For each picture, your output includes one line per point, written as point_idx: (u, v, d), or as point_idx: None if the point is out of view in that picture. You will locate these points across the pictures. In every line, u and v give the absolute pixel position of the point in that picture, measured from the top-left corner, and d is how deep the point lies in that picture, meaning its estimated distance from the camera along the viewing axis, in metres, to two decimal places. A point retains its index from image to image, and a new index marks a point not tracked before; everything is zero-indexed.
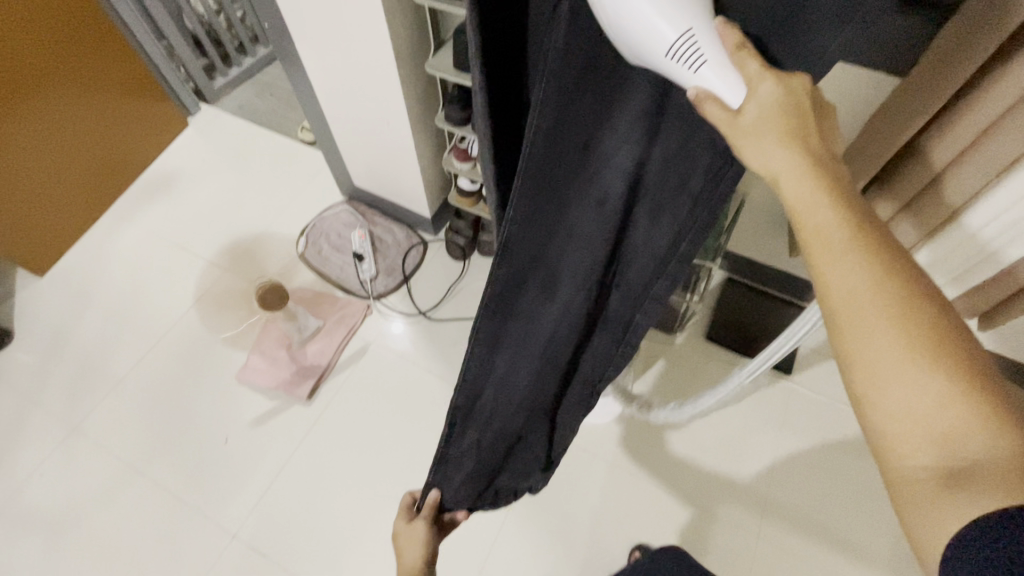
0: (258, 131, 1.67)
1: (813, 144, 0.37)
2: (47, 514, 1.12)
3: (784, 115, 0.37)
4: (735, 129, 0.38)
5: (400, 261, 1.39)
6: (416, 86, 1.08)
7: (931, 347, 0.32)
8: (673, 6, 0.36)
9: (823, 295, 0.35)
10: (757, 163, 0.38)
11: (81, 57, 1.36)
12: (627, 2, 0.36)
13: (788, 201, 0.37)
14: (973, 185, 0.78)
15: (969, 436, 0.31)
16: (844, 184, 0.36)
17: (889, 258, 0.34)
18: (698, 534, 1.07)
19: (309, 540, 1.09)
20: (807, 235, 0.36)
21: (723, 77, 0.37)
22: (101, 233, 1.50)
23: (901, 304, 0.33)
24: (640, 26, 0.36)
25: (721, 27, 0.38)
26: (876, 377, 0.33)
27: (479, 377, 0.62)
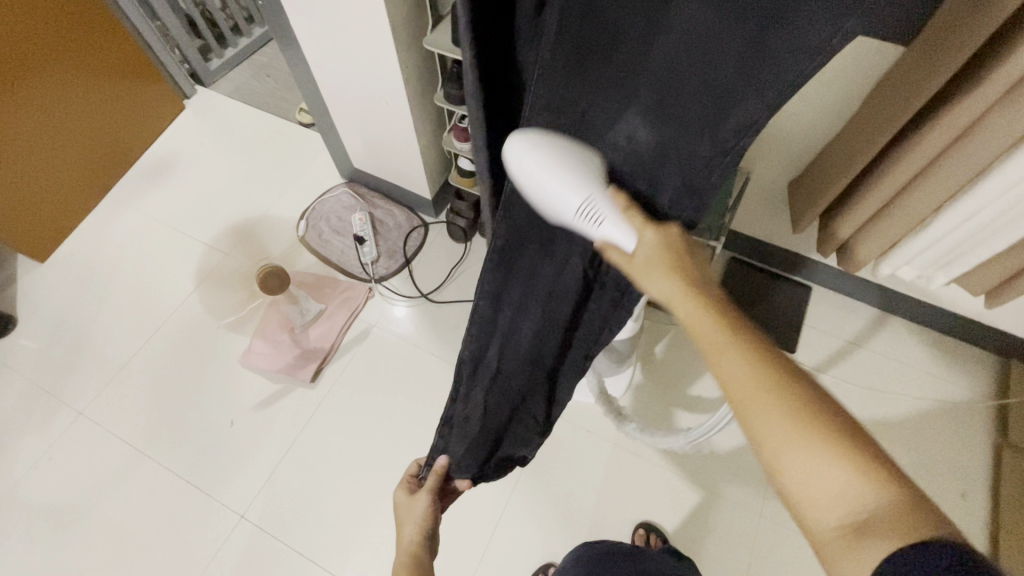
0: (255, 113, 1.65)
1: (692, 273, 0.48)
2: (57, 495, 1.14)
3: (665, 255, 0.48)
4: (634, 270, 0.49)
5: (401, 244, 1.38)
6: (414, 64, 1.06)
7: (812, 417, 0.37)
8: (575, 182, 0.49)
9: (719, 383, 0.41)
10: (653, 290, 0.48)
11: (75, 41, 1.34)
12: (544, 180, 0.49)
13: (680, 317, 0.46)
14: (922, 207, 0.85)
15: (862, 491, 0.34)
16: (715, 298, 0.46)
17: (763, 351, 0.41)
18: (700, 511, 1.08)
19: (315, 520, 1.10)
20: (698, 336, 0.44)
21: (619, 231, 0.49)
22: (100, 219, 1.49)
23: (776, 385, 0.39)
24: (552, 196, 0.50)
25: (613, 192, 0.50)
26: (774, 452, 0.38)
27: (484, 331, 0.68)
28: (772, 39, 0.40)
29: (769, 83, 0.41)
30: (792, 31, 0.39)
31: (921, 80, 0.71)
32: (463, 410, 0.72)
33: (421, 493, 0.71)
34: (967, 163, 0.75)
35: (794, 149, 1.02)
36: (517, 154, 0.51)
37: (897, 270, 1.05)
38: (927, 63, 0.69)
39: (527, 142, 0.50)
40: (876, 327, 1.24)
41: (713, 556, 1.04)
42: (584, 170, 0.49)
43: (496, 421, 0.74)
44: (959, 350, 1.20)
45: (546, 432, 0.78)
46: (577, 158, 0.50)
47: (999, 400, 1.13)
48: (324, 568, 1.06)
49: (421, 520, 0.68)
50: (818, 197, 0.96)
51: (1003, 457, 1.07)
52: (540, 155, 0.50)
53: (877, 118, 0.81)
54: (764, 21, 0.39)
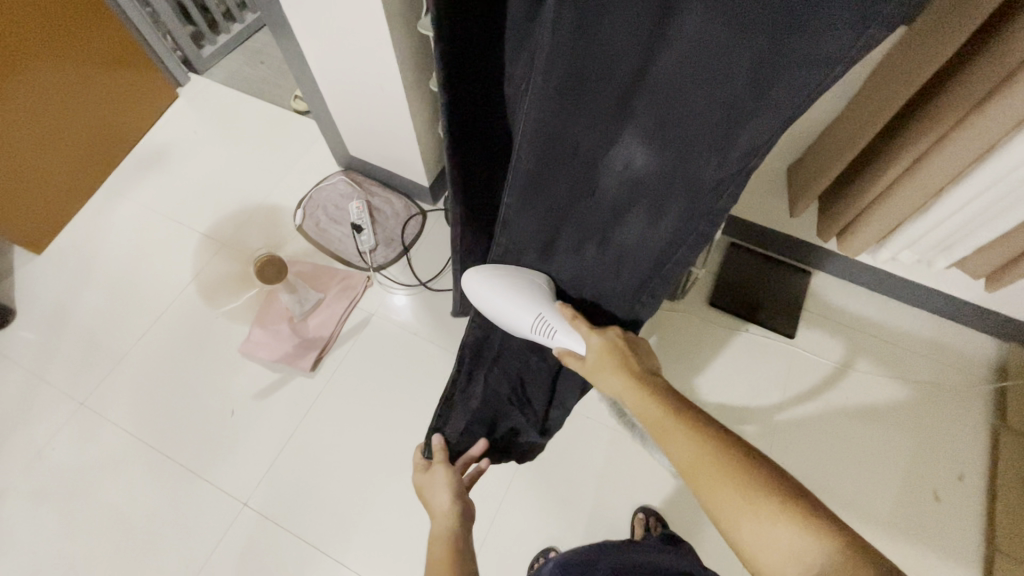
0: (250, 100, 1.64)
1: (636, 368, 0.63)
2: (62, 484, 1.15)
3: (610, 354, 0.65)
4: (589, 369, 0.66)
5: (399, 232, 1.38)
6: (409, 48, 1.04)
7: (749, 484, 0.47)
8: (526, 304, 0.70)
9: (675, 463, 0.52)
10: (608, 386, 0.63)
11: (68, 31, 1.32)
12: (505, 308, 0.71)
13: (632, 409, 0.59)
14: (920, 192, 0.85)
15: (804, 544, 0.42)
16: (660, 388, 0.59)
17: (701, 429, 0.52)
18: (700, 496, 1.09)
19: (317, 508, 1.11)
20: (652, 424, 0.56)
21: (569, 338, 0.69)
22: (96, 210, 1.48)
23: (717, 458, 0.49)
24: (512, 320, 0.71)
25: (561, 307, 0.70)
26: (728, 518, 0.46)
27: (486, 323, 0.79)
28: (782, 52, 0.38)
29: (780, 102, 0.41)
30: (806, 49, 0.37)
31: (921, 62, 0.70)
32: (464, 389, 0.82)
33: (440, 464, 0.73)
34: (968, 146, 0.74)
35: (793, 132, 1.01)
36: (483, 290, 0.73)
37: (898, 253, 1.04)
38: (928, 44, 0.68)
39: (486, 277, 0.73)
40: (875, 311, 1.24)
41: (711, 540, 1.05)
42: (532, 294, 0.71)
43: (494, 404, 0.82)
44: (957, 333, 1.20)
45: (544, 430, 0.85)
46: (527, 289, 0.71)
47: (997, 382, 1.13)
48: (327, 555, 1.07)
49: (449, 484, 0.70)
50: (817, 181, 0.95)
51: (1001, 439, 1.08)
52: (498, 290, 0.72)
53: (877, 99, 0.79)
54: (775, 30, 0.37)
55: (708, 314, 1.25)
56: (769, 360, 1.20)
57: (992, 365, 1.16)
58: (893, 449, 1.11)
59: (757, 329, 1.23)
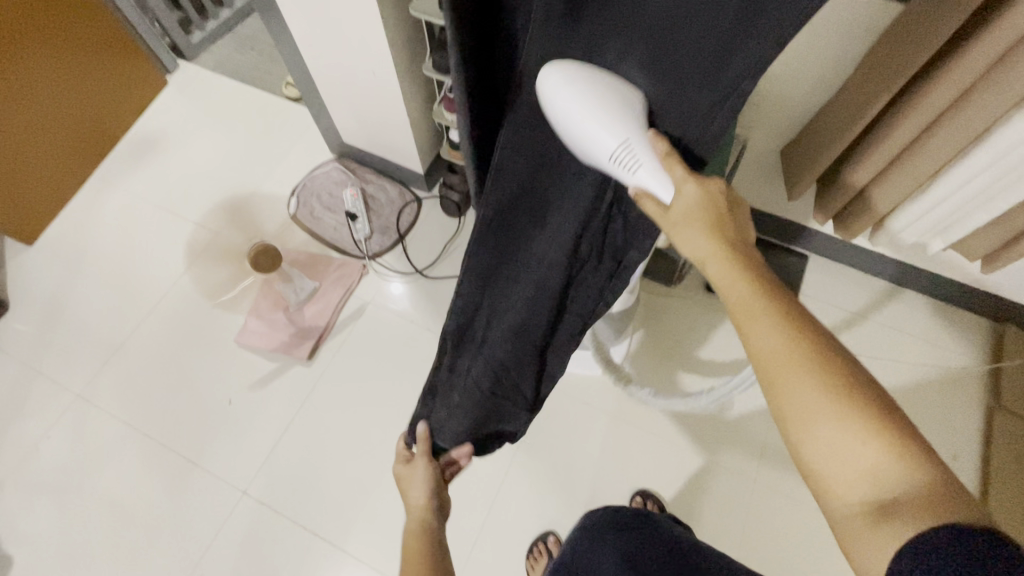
0: (241, 87, 1.61)
1: (728, 231, 0.47)
2: (61, 475, 1.15)
3: (704, 213, 0.47)
4: (669, 221, 0.48)
5: (394, 220, 1.37)
6: (402, 32, 1.02)
7: (845, 395, 0.38)
8: (610, 123, 0.46)
9: (752, 353, 0.42)
10: (686, 249, 0.47)
11: (53, 16, 1.29)
12: (579, 123, 0.46)
13: (713, 282, 0.46)
14: (919, 173, 0.84)
15: (893, 473, 0.36)
16: (751, 262, 0.45)
17: (797, 318, 0.42)
18: (698, 479, 1.10)
19: (317, 495, 1.11)
20: (734, 304, 0.44)
21: (656, 179, 0.47)
22: (87, 201, 1.46)
23: (813, 359, 0.40)
24: (585, 141, 0.47)
25: (651, 136, 0.47)
26: (804, 426, 0.39)
27: (469, 303, 0.69)
28: None
29: (774, 29, 0.39)
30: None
31: (922, 39, 0.69)
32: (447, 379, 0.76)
33: (418, 458, 0.75)
34: (970, 123, 0.73)
35: (791, 114, 1.00)
36: (552, 90, 0.46)
37: (894, 236, 1.04)
38: (928, 22, 0.68)
39: (562, 73, 0.46)
40: (874, 295, 1.24)
41: (710, 523, 1.06)
42: (618, 104, 0.46)
43: (480, 395, 0.75)
44: (952, 315, 1.20)
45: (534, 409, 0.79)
46: (615, 97, 0.46)
47: (992, 363, 1.14)
48: (329, 542, 1.08)
49: (424, 482, 0.72)
50: (815, 163, 0.95)
51: (995, 419, 1.09)
52: (579, 89, 0.45)
53: (875, 80, 0.79)
54: None
55: (705, 298, 1.25)
56: None
57: (988, 346, 1.17)
58: None
59: None
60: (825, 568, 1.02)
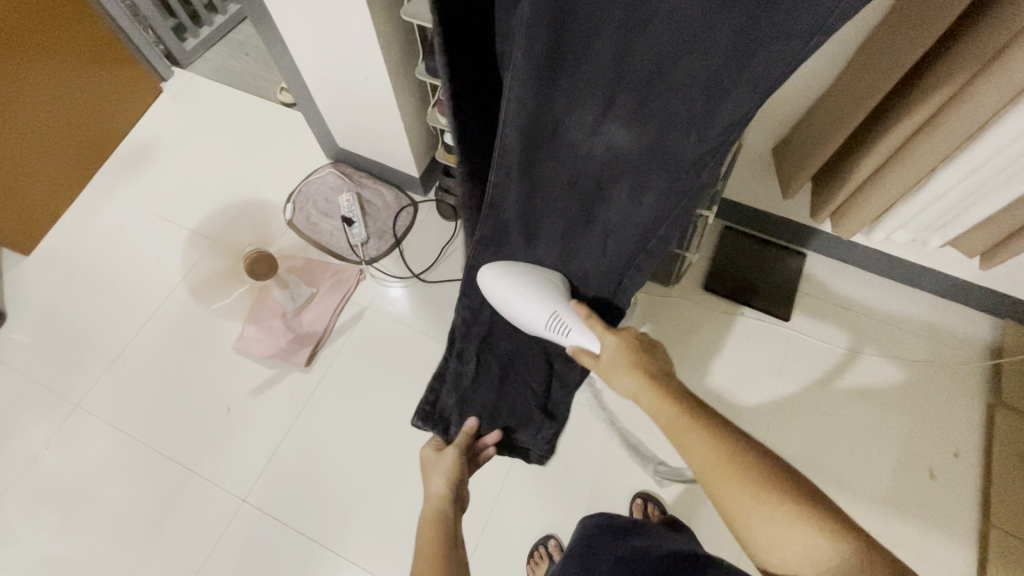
0: (235, 94, 1.61)
1: (648, 365, 0.60)
2: (61, 486, 1.15)
3: (627, 356, 0.61)
4: (603, 369, 0.63)
5: (391, 224, 1.37)
6: (394, 37, 1.02)
7: (769, 491, 0.48)
8: (540, 301, 0.69)
9: (698, 473, 0.51)
10: (620, 389, 0.60)
11: (46, 26, 1.29)
12: (517, 306, 0.70)
13: (647, 411, 0.57)
14: (917, 171, 0.84)
15: (823, 549, 0.45)
16: (671, 386, 0.57)
17: (716, 429, 0.52)
18: (699, 479, 1.09)
19: (317, 502, 1.11)
20: (666, 427, 0.54)
21: (584, 337, 0.66)
22: (83, 210, 1.46)
23: (735, 463, 0.49)
24: (526, 315, 0.70)
25: (576, 305, 0.68)
26: (748, 524, 0.48)
27: (475, 299, 0.79)
28: (752, 47, 0.41)
29: (753, 83, 0.43)
30: (775, 29, 0.40)
31: (919, 33, 0.69)
32: (457, 365, 0.82)
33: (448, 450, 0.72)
34: (976, 112, 0.71)
35: (784, 113, 1.00)
36: (495, 284, 0.72)
37: (891, 233, 1.04)
38: (925, 16, 0.67)
39: (497, 274, 0.72)
40: (873, 292, 1.23)
41: (710, 523, 1.06)
42: (546, 288, 0.70)
43: (489, 384, 0.81)
44: (952, 312, 1.20)
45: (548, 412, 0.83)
46: (536, 284, 0.70)
47: (993, 360, 1.14)
48: (330, 548, 1.07)
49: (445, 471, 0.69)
50: (810, 162, 0.95)
51: (996, 416, 1.08)
52: (512, 284, 0.71)
53: (874, 71, 0.77)
54: (747, 20, 0.40)
55: (703, 298, 1.25)
56: (767, 343, 1.20)
57: (988, 342, 1.16)
58: (889, 429, 1.11)
59: (752, 312, 1.22)
60: None
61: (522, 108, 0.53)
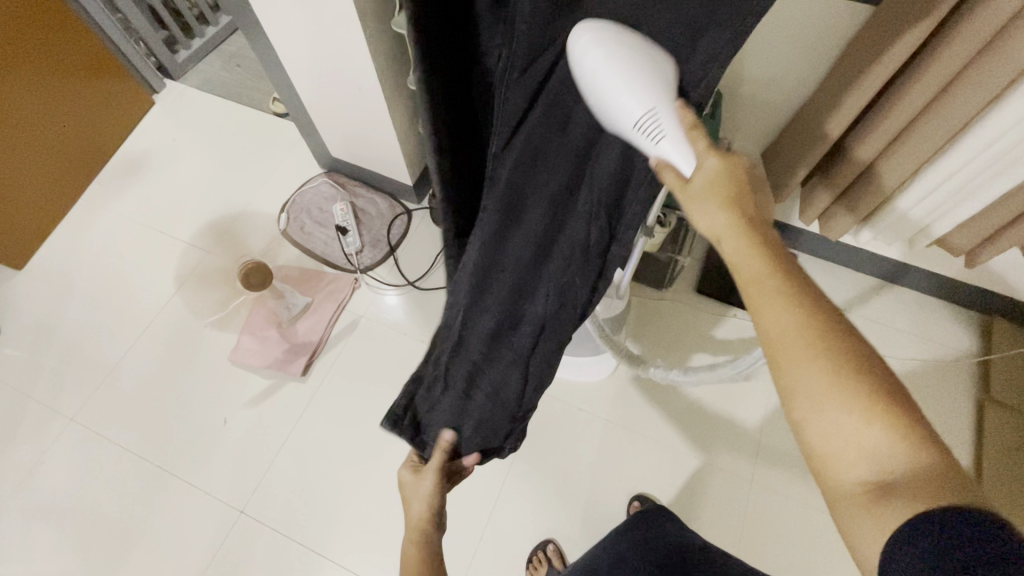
0: (228, 105, 1.62)
1: (749, 210, 0.44)
2: (56, 502, 1.14)
3: (726, 187, 0.44)
4: (687, 195, 0.45)
5: (385, 232, 1.37)
6: (385, 48, 1.03)
7: (854, 376, 0.37)
8: (639, 87, 0.41)
9: (763, 333, 0.40)
10: (703, 227, 0.45)
11: (40, 41, 1.30)
12: (608, 84, 0.42)
13: (727, 258, 0.44)
14: (900, 173, 0.86)
15: (893, 452, 0.36)
16: (767, 237, 0.43)
17: (810, 293, 0.40)
18: (695, 481, 1.10)
19: (317, 511, 1.11)
20: (743, 280, 0.42)
21: (679, 151, 0.43)
22: (75, 223, 1.46)
23: (820, 336, 0.38)
24: (610, 102, 0.43)
25: (681, 106, 0.43)
26: (809, 407, 0.38)
27: (455, 304, 0.68)
28: None
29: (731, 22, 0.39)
30: None
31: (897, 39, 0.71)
32: (434, 369, 0.77)
33: (427, 472, 0.77)
34: (968, 100, 0.72)
35: (771, 118, 1.02)
36: (587, 47, 0.42)
37: (876, 235, 1.06)
38: (904, 21, 0.70)
39: (594, 35, 0.42)
40: (863, 290, 1.25)
41: (708, 525, 1.07)
42: (652, 73, 0.42)
43: (456, 395, 0.75)
44: (941, 310, 1.22)
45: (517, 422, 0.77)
46: (648, 63, 0.42)
47: (982, 356, 1.15)
48: (328, 558, 1.07)
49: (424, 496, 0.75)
50: (797, 166, 0.97)
51: (987, 411, 1.10)
52: (608, 51, 0.41)
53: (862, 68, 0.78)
54: None
55: (696, 300, 1.26)
56: (759, 344, 1.21)
57: (977, 340, 1.18)
58: None
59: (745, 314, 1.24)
60: (824, 566, 1.03)
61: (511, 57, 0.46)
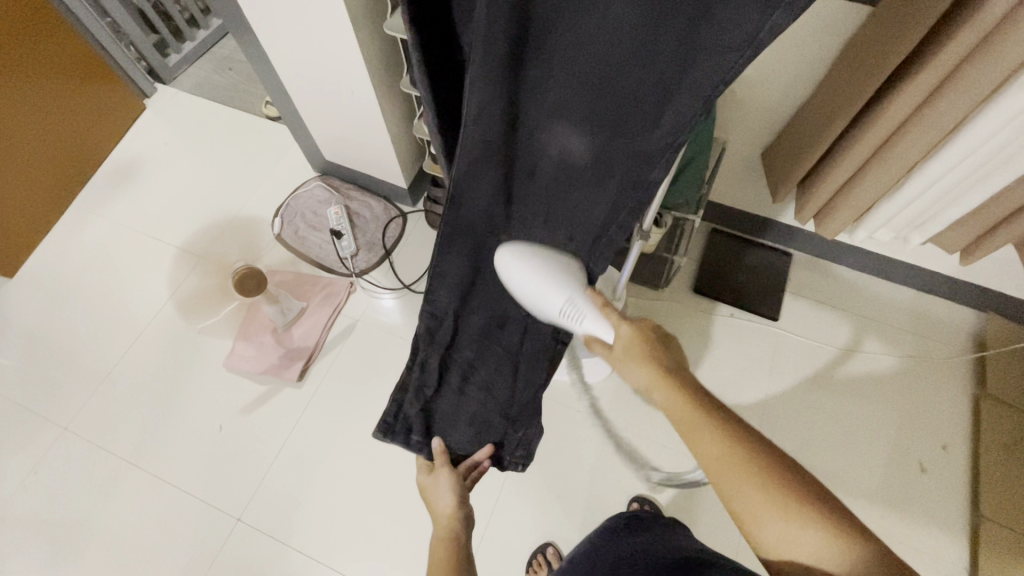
0: (220, 109, 1.61)
1: (665, 360, 0.55)
2: (50, 514, 1.12)
3: (642, 347, 0.56)
4: (615, 359, 0.57)
5: (380, 236, 1.36)
6: (378, 51, 1.02)
7: (778, 488, 0.46)
8: (555, 287, 0.59)
9: (704, 466, 0.48)
10: (632, 381, 0.55)
11: (27, 47, 1.29)
12: (531, 282, 0.59)
13: (658, 403, 0.53)
14: (893, 174, 0.86)
15: (831, 550, 0.43)
16: (684, 378, 0.53)
17: (729, 423, 0.49)
18: (694, 480, 1.10)
19: (315, 518, 1.10)
20: (680, 424, 0.50)
21: (600, 327, 0.58)
22: (66, 230, 1.44)
23: (745, 461, 0.47)
24: (538, 296, 0.59)
25: (591, 293, 0.60)
26: (756, 522, 0.46)
27: (439, 310, 0.72)
28: (695, 47, 0.41)
29: (696, 90, 0.43)
30: (716, 37, 0.40)
31: (895, 38, 0.71)
32: (420, 375, 0.77)
33: (441, 470, 0.76)
34: (963, 100, 0.71)
35: (765, 118, 1.02)
36: (510, 264, 0.61)
37: (869, 235, 1.07)
38: (903, 20, 0.69)
39: (512, 254, 0.61)
40: (859, 288, 1.25)
41: (708, 525, 1.06)
42: (564, 275, 0.59)
43: (450, 395, 0.78)
44: (936, 306, 1.22)
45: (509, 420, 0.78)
46: (560, 270, 0.59)
47: (977, 352, 1.16)
48: (327, 565, 1.06)
49: (448, 491, 0.74)
50: (794, 165, 0.97)
51: (983, 408, 1.10)
52: (527, 266, 0.60)
53: (862, 68, 0.78)
54: (690, 21, 0.40)
55: (693, 300, 1.26)
56: (757, 344, 1.21)
57: (971, 336, 1.19)
58: (880, 425, 1.12)
59: (742, 313, 1.23)
60: None
61: (483, 104, 0.49)
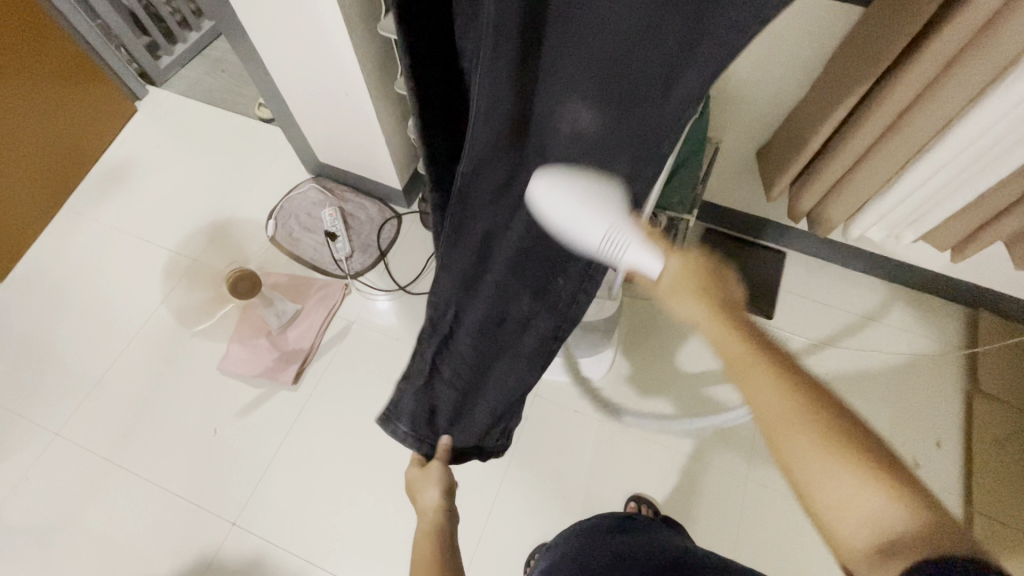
0: (213, 111, 1.60)
1: (717, 294, 0.49)
2: (41, 519, 1.11)
3: (693, 279, 0.49)
4: (663, 290, 0.50)
5: (375, 238, 1.36)
6: (372, 51, 1.02)
7: (836, 438, 0.41)
8: (598, 213, 0.45)
9: (756, 412, 0.44)
10: (681, 312, 0.49)
11: (15, 48, 1.27)
12: (566, 217, 0.46)
13: (710, 339, 0.47)
14: (886, 170, 0.87)
15: (889, 508, 0.39)
16: (737, 315, 0.48)
17: (786, 366, 0.45)
18: (690, 479, 1.10)
19: (310, 521, 1.09)
20: (731, 361, 0.46)
21: (644, 256, 0.48)
22: (56, 233, 1.43)
23: (798, 404, 0.43)
24: (574, 229, 0.46)
25: (636, 219, 0.48)
26: (807, 473, 0.42)
27: (440, 303, 0.65)
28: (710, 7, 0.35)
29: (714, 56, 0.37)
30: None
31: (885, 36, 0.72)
32: (418, 363, 0.74)
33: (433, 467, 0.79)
34: (956, 95, 0.72)
35: (759, 116, 1.03)
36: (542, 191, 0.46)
37: (863, 232, 1.08)
38: (894, 17, 0.70)
39: (547, 178, 0.46)
40: (852, 287, 1.26)
41: (705, 523, 1.07)
42: (607, 201, 0.46)
43: (446, 391, 0.75)
44: (928, 304, 1.23)
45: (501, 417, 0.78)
46: (601, 193, 0.46)
47: (969, 349, 1.17)
48: (323, 568, 1.05)
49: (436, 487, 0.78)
50: (788, 163, 0.97)
51: (975, 404, 1.11)
52: (564, 188, 0.46)
53: (854, 65, 0.78)
54: None
55: None
56: None
57: (962, 333, 1.20)
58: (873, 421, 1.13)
59: None
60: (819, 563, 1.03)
61: (489, 103, 0.43)
